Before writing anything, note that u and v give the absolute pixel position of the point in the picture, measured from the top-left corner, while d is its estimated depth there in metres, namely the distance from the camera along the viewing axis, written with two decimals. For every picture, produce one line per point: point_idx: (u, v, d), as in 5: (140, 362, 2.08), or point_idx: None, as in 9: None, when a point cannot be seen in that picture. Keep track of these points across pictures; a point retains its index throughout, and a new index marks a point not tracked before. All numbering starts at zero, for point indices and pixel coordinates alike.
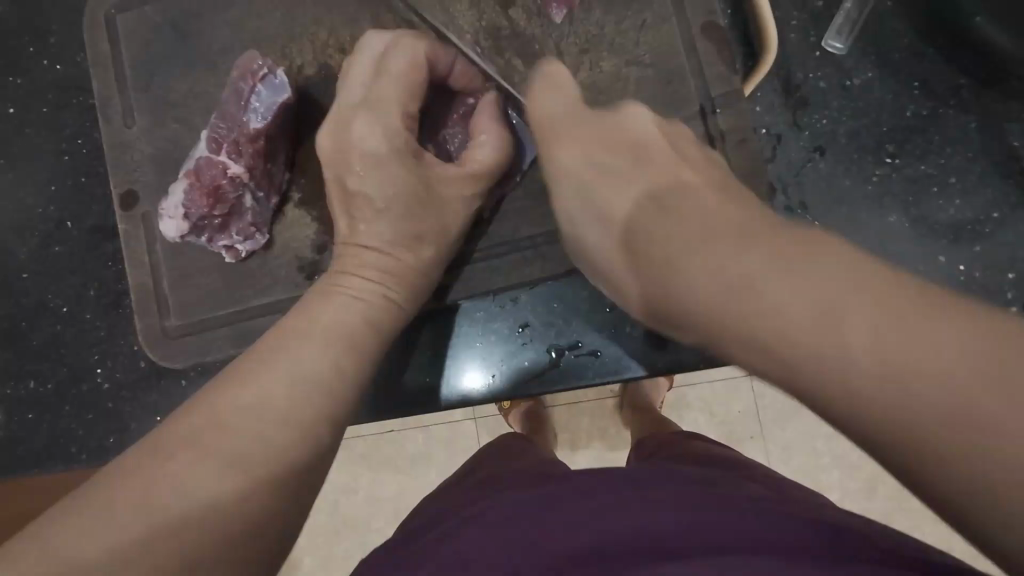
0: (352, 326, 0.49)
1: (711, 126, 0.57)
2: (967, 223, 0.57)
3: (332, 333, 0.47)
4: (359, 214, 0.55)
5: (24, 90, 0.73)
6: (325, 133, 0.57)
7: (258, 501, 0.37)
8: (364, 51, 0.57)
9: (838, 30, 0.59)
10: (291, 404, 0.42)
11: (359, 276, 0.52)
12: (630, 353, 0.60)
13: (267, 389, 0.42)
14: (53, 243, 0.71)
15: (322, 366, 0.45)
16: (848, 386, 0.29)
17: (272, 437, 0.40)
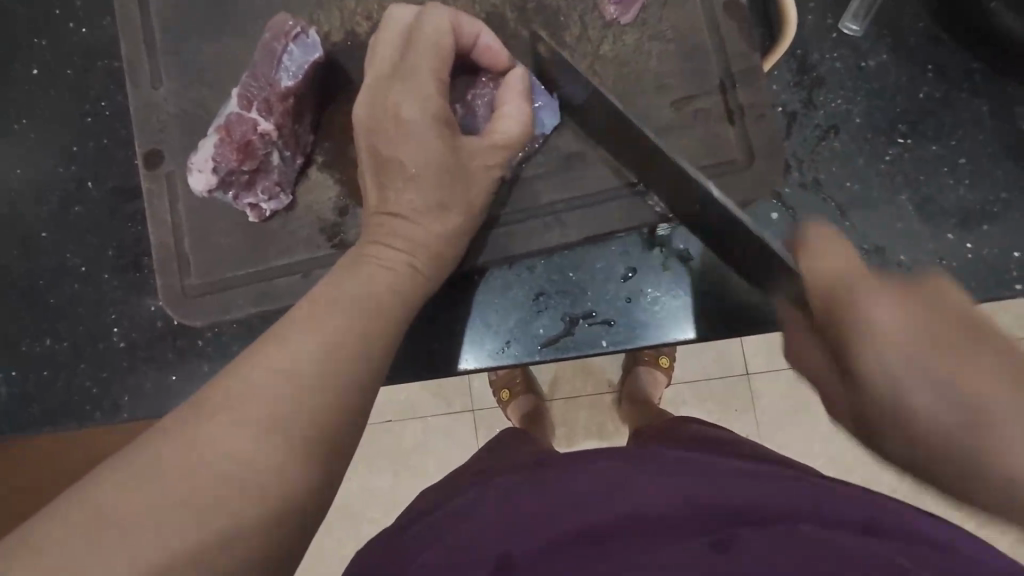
0: (380, 294, 0.48)
1: (731, 101, 0.58)
2: (977, 203, 0.58)
3: (362, 302, 0.46)
4: (388, 184, 0.55)
5: (49, 52, 0.74)
6: (360, 103, 0.56)
7: (295, 468, 0.37)
8: (390, 21, 0.57)
9: (855, 13, 0.60)
10: (322, 368, 0.40)
11: (380, 256, 0.52)
12: (643, 322, 0.60)
13: (298, 353, 0.41)
14: (73, 204, 0.72)
15: (352, 337, 0.43)
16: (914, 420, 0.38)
17: (307, 402, 0.39)
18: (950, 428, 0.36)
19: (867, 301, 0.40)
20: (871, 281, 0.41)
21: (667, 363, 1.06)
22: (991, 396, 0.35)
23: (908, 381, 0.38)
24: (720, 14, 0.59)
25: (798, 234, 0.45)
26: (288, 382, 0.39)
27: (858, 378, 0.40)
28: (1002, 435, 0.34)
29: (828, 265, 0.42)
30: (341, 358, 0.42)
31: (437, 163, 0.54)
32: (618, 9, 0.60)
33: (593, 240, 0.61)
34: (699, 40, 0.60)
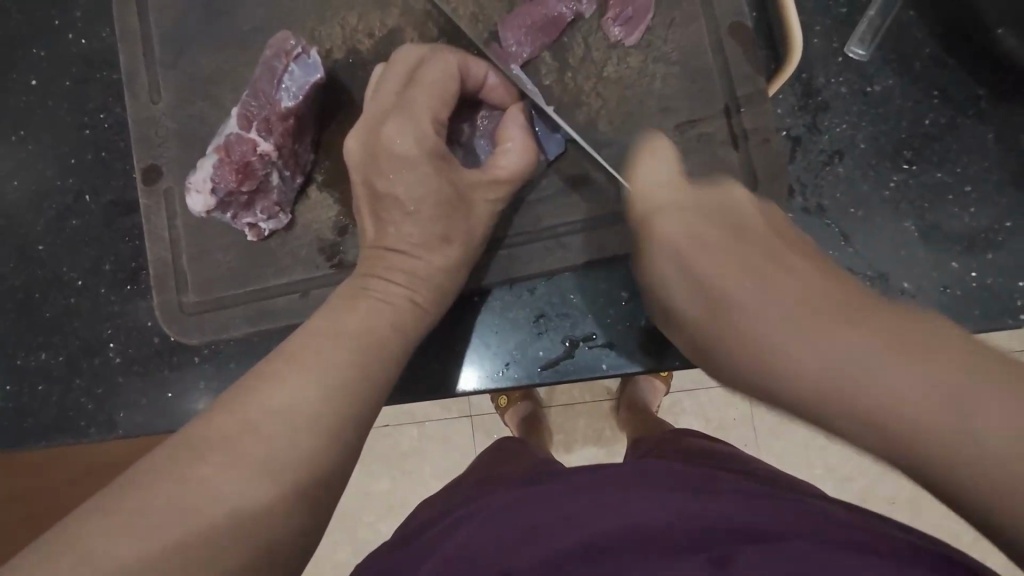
0: (379, 327, 0.48)
1: (735, 125, 0.58)
2: (981, 230, 0.58)
3: (360, 335, 0.46)
4: (387, 207, 0.54)
5: (48, 62, 0.73)
6: (353, 136, 0.56)
7: (292, 508, 0.37)
8: (395, 59, 0.58)
9: (861, 38, 0.60)
10: (318, 406, 0.40)
11: (380, 282, 0.51)
12: (643, 347, 0.60)
13: (296, 391, 0.40)
14: (70, 217, 0.71)
15: (350, 362, 0.43)
16: (839, 407, 0.32)
17: (303, 444, 0.38)
18: (804, 381, 0.33)
19: (709, 259, 0.40)
20: (693, 229, 0.43)
21: (666, 371, 1.06)
22: (839, 333, 0.33)
23: (742, 319, 0.37)
24: (725, 36, 0.59)
25: (653, 203, 0.46)
26: (285, 422, 0.39)
27: (725, 342, 0.38)
28: (880, 388, 0.31)
29: (668, 219, 0.44)
30: (339, 395, 0.41)
31: (436, 190, 0.54)
32: (624, 30, 0.58)
33: (594, 263, 0.61)
34: (703, 63, 0.59)
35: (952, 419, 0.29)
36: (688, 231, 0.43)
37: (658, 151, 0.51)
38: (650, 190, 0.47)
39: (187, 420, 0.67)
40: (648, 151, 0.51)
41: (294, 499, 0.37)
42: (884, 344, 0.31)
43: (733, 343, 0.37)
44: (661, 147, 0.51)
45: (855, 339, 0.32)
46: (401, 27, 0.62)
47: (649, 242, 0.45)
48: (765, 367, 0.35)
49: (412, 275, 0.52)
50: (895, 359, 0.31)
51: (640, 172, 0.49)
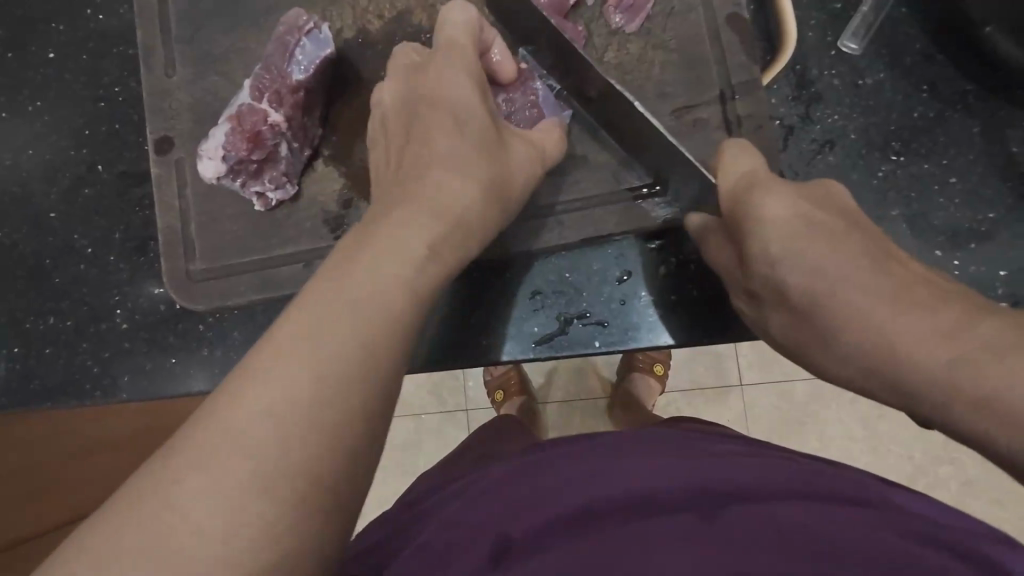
0: (388, 307, 0.38)
1: (729, 110, 0.59)
2: (964, 221, 0.60)
3: (366, 317, 0.36)
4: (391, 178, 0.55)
5: (66, 36, 0.75)
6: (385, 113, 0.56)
7: (291, 514, 0.31)
8: (400, 50, 0.59)
9: (854, 32, 0.62)
10: (318, 397, 0.33)
11: None
12: (636, 325, 0.62)
13: (291, 381, 0.33)
14: (83, 187, 0.73)
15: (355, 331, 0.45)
16: (912, 375, 0.37)
17: (297, 444, 0.32)
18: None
19: (875, 291, 0.40)
20: (836, 269, 0.42)
21: (661, 370, 1.08)
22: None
23: (915, 342, 0.37)
24: (723, 26, 0.60)
25: (789, 233, 0.44)
26: (282, 417, 0.32)
27: (908, 375, 0.37)
28: (980, 380, 0.34)
29: (840, 245, 0.43)
30: None
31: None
32: (625, 18, 0.61)
33: (589, 242, 0.62)
34: (701, 52, 0.61)
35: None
36: (833, 272, 0.42)
37: (820, 194, 0.47)
38: (792, 222, 0.45)
39: (190, 388, 0.68)
40: (744, 175, 0.48)
41: (286, 506, 0.31)
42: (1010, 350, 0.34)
43: (938, 378, 0.36)
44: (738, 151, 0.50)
45: (1022, 370, 0.33)
46: (410, 8, 0.64)
47: (822, 297, 0.42)
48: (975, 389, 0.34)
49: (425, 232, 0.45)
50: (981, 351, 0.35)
51: (762, 196, 0.46)
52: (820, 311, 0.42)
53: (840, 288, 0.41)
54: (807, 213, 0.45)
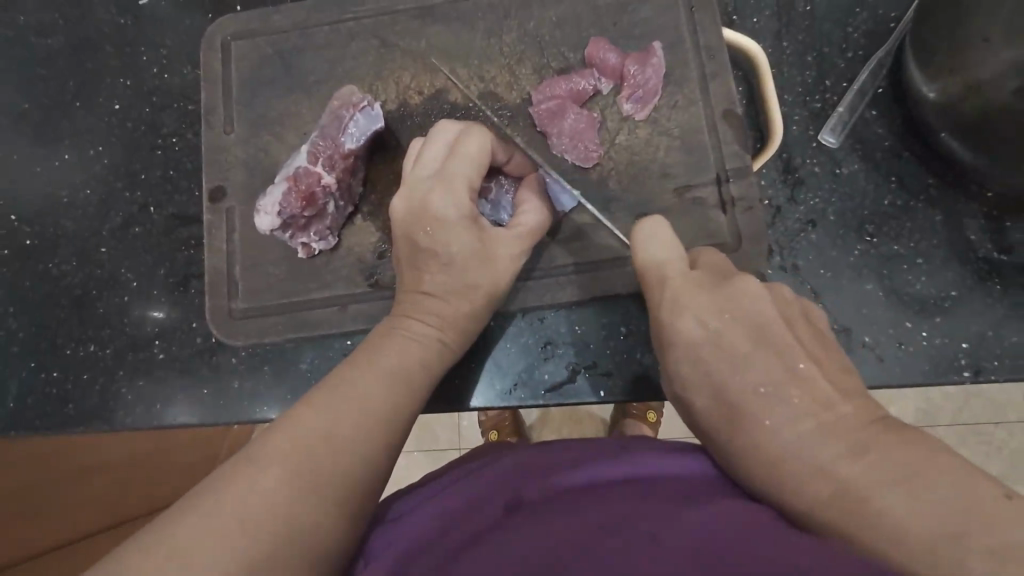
0: (411, 369, 0.54)
1: (724, 193, 0.68)
2: (930, 297, 0.67)
3: (394, 374, 0.53)
4: (420, 258, 0.60)
5: (132, 90, 0.83)
6: (399, 201, 0.62)
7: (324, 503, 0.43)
8: (435, 135, 0.63)
9: (832, 128, 0.71)
10: (356, 428, 0.47)
11: (420, 321, 0.58)
12: (638, 376, 0.68)
13: (339, 417, 0.47)
14: (133, 226, 0.80)
15: (408, 356, 0.55)
16: (793, 463, 0.43)
17: (339, 459, 0.45)
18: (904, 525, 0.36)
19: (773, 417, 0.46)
20: (747, 407, 0.47)
21: (653, 418, 1.21)
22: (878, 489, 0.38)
23: (789, 464, 0.43)
24: (719, 119, 0.70)
25: (680, 303, 0.53)
26: (330, 444, 0.45)
27: (785, 454, 0.44)
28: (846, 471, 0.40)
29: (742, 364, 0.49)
30: (408, 376, 0.53)
31: (476, 240, 0.60)
32: (635, 106, 0.70)
33: (599, 300, 0.69)
34: (701, 139, 0.70)
35: (1012, 529, 0.33)
36: (748, 409, 0.47)
37: (739, 310, 0.51)
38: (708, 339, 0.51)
39: (219, 417, 0.72)
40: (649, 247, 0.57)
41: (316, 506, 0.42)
42: (888, 457, 0.40)
43: (804, 487, 0.42)
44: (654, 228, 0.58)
45: (891, 480, 0.38)
46: (447, 87, 0.73)
47: (722, 438, 0.48)
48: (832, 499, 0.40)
49: (439, 318, 0.58)
50: (853, 457, 0.41)
51: (680, 318, 0.52)
52: (731, 444, 0.47)
53: (726, 368, 0.49)
54: (717, 336, 0.50)
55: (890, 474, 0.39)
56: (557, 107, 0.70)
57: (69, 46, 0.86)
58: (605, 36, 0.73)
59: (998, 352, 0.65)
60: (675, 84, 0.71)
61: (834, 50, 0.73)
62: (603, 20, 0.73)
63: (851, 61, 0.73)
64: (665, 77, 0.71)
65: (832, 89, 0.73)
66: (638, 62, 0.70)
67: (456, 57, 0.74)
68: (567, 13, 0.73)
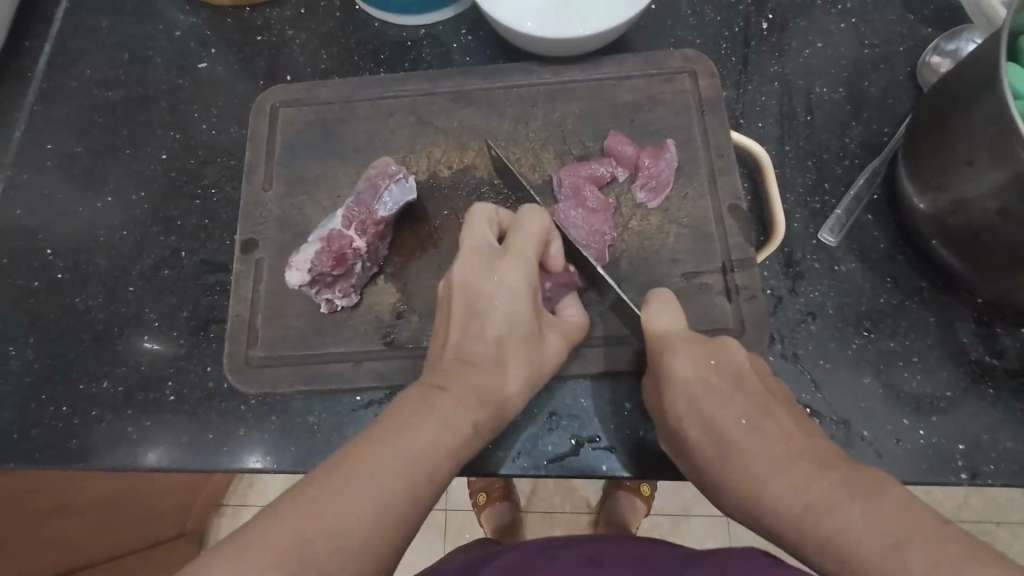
0: (443, 448, 0.54)
1: (729, 281, 0.72)
2: (926, 396, 0.69)
3: (421, 453, 0.53)
4: (472, 337, 0.61)
5: (180, 143, 0.90)
6: (462, 274, 0.62)
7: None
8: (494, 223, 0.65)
9: (830, 228, 0.76)
10: (365, 508, 0.47)
11: (460, 401, 0.58)
12: (640, 453, 0.69)
13: (349, 507, 0.47)
14: (163, 268, 0.83)
15: (439, 437, 0.55)
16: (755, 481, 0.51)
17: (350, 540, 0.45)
18: (817, 520, 0.46)
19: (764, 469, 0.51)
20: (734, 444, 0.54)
21: (648, 492, 1.19)
22: (846, 510, 0.45)
23: (806, 506, 0.47)
24: (725, 213, 0.75)
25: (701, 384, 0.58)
26: (345, 516, 0.46)
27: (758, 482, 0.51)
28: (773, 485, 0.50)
29: (723, 413, 0.56)
30: (436, 458, 0.53)
31: (530, 331, 0.62)
32: (648, 195, 0.76)
33: (604, 374, 0.71)
34: (708, 229, 0.75)
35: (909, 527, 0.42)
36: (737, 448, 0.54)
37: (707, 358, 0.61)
38: (683, 411, 0.58)
39: (220, 464, 0.72)
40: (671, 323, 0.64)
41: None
42: (798, 468, 0.50)
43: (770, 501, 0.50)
44: (664, 304, 0.65)
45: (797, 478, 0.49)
46: (476, 163, 0.79)
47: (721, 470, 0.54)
48: (825, 551, 0.45)
49: (476, 398, 0.58)
50: (782, 467, 0.50)
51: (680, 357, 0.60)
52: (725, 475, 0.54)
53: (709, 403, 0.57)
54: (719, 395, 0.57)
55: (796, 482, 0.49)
56: (590, 208, 0.73)
57: (128, 99, 0.93)
58: (623, 130, 0.79)
59: (993, 456, 0.67)
60: (686, 177, 0.77)
61: (832, 157, 0.80)
62: (621, 116, 0.80)
63: (848, 168, 0.79)
64: (677, 170, 0.77)
65: (830, 192, 0.78)
66: (652, 155, 0.76)
67: (486, 137, 0.80)
68: (590, 107, 0.81)
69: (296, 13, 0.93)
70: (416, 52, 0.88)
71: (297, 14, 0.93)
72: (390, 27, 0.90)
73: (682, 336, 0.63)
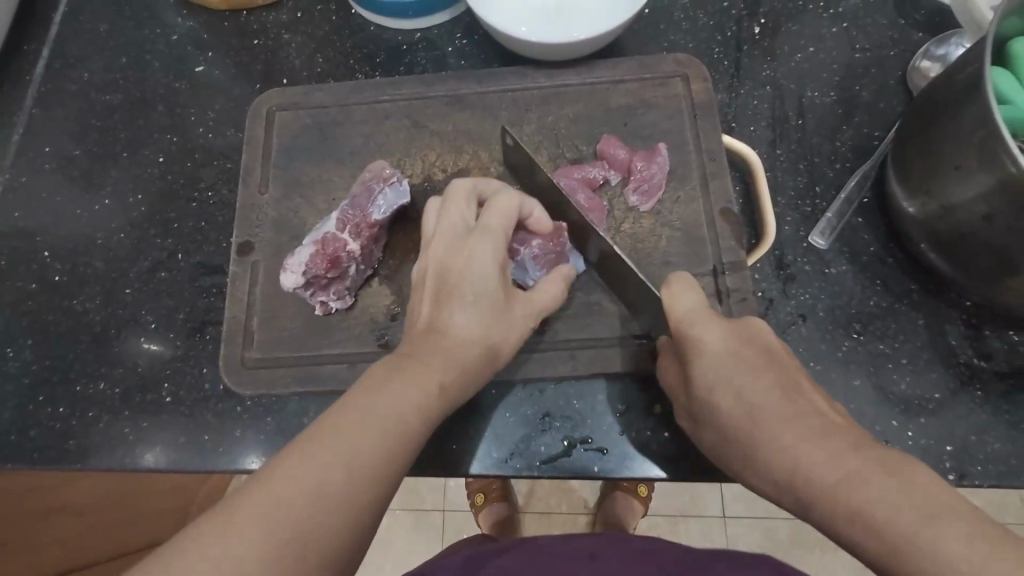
0: (386, 430, 0.50)
1: (720, 283, 0.73)
2: (915, 397, 0.70)
3: (365, 436, 0.49)
4: (437, 315, 0.61)
5: (177, 146, 0.90)
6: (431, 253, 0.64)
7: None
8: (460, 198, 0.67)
9: (821, 231, 0.77)
10: (307, 502, 0.43)
11: (412, 380, 0.56)
12: (632, 454, 0.69)
13: (286, 497, 0.43)
14: (160, 270, 0.84)
15: (381, 422, 0.50)
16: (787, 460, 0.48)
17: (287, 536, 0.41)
18: (865, 499, 0.42)
19: (792, 438, 0.48)
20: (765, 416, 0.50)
21: (644, 493, 1.20)
22: (882, 482, 0.42)
23: (845, 484, 0.44)
24: (717, 216, 0.76)
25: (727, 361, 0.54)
26: (286, 508, 0.43)
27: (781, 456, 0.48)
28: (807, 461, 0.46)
29: (756, 389, 0.52)
30: (385, 445, 0.49)
31: (497, 301, 0.62)
32: (641, 198, 0.76)
33: (597, 375, 0.72)
34: (700, 232, 0.75)
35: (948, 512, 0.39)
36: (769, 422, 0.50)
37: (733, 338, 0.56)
38: (706, 386, 0.55)
39: (216, 465, 0.73)
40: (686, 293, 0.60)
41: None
42: (836, 443, 0.46)
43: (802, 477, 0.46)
44: (685, 284, 0.61)
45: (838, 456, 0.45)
46: (470, 167, 0.80)
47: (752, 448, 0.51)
48: (871, 530, 0.41)
49: (431, 380, 0.56)
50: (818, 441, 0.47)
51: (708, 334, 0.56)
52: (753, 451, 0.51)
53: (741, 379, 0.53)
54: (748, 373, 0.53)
55: (840, 462, 0.45)
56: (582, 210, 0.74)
57: (126, 102, 0.94)
58: (616, 134, 0.80)
59: (981, 458, 0.67)
60: (678, 180, 0.78)
61: (823, 160, 0.81)
62: (614, 119, 0.81)
63: (838, 171, 0.80)
64: (669, 174, 0.78)
65: (821, 195, 0.79)
66: (645, 159, 0.77)
67: (480, 141, 0.81)
68: (583, 111, 0.81)
69: (292, 17, 0.94)
70: (411, 56, 0.89)
71: (293, 18, 0.94)
72: (385, 30, 0.91)
73: (704, 314, 0.58)
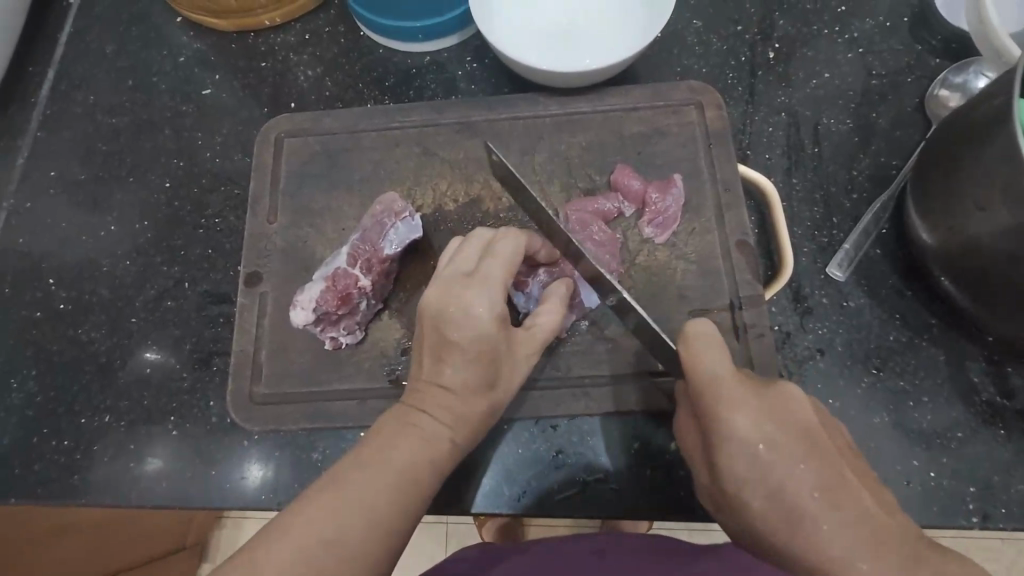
0: (402, 479, 0.53)
1: (737, 318, 0.72)
2: (936, 435, 0.69)
3: (385, 486, 0.52)
4: (443, 359, 0.60)
5: (183, 171, 0.89)
6: (433, 289, 0.63)
7: None
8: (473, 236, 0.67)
9: (839, 263, 0.75)
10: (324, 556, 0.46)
11: (433, 419, 0.58)
12: (648, 492, 0.68)
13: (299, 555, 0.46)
14: (166, 299, 0.83)
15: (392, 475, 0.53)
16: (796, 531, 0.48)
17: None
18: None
19: (809, 506, 0.48)
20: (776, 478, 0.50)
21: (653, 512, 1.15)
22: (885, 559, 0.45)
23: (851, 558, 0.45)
24: (733, 248, 0.74)
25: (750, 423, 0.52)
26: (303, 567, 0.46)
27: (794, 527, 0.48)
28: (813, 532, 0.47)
29: (776, 453, 0.50)
30: (400, 491, 0.52)
31: (502, 341, 0.61)
32: (655, 230, 0.75)
33: (611, 412, 0.71)
34: (715, 264, 0.74)
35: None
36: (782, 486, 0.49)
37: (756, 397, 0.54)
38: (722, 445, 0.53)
39: (224, 500, 0.72)
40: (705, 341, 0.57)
41: None
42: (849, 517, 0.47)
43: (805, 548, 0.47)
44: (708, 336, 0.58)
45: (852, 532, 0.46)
46: (482, 195, 0.79)
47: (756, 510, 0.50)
48: None
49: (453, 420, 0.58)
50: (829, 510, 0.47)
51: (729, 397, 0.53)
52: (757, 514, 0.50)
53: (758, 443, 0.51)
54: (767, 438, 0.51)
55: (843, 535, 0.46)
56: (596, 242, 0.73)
57: (132, 125, 0.93)
58: (629, 163, 0.79)
59: (1005, 500, 0.66)
60: (694, 211, 0.76)
61: (840, 190, 0.79)
62: (628, 148, 0.80)
63: (856, 201, 0.79)
64: (684, 205, 0.77)
65: (838, 226, 0.78)
66: (659, 190, 0.76)
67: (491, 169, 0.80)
68: (596, 139, 0.80)
69: (300, 39, 0.93)
70: (420, 80, 0.88)
71: (302, 40, 0.93)
72: (395, 53, 0.90)
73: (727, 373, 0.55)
